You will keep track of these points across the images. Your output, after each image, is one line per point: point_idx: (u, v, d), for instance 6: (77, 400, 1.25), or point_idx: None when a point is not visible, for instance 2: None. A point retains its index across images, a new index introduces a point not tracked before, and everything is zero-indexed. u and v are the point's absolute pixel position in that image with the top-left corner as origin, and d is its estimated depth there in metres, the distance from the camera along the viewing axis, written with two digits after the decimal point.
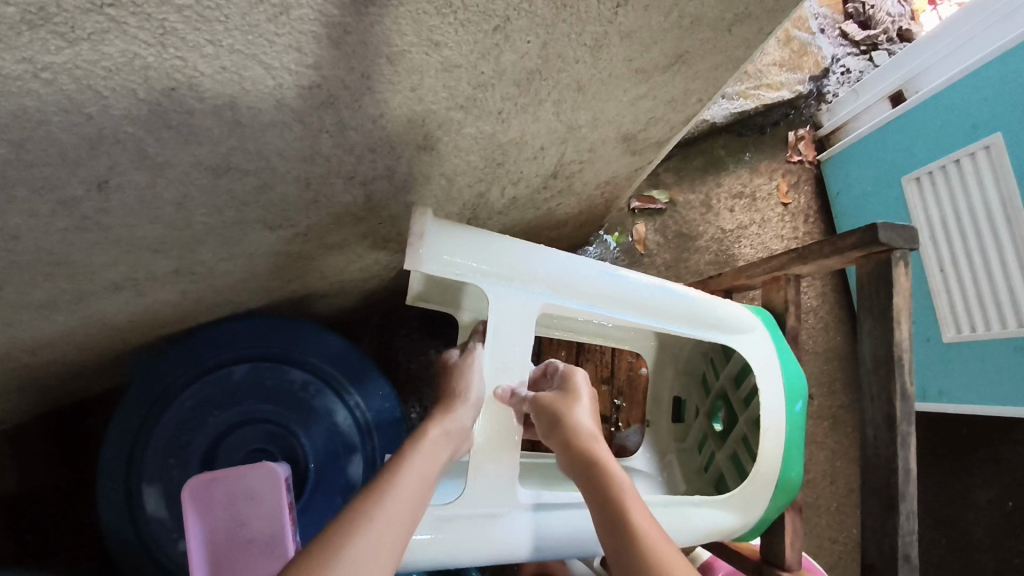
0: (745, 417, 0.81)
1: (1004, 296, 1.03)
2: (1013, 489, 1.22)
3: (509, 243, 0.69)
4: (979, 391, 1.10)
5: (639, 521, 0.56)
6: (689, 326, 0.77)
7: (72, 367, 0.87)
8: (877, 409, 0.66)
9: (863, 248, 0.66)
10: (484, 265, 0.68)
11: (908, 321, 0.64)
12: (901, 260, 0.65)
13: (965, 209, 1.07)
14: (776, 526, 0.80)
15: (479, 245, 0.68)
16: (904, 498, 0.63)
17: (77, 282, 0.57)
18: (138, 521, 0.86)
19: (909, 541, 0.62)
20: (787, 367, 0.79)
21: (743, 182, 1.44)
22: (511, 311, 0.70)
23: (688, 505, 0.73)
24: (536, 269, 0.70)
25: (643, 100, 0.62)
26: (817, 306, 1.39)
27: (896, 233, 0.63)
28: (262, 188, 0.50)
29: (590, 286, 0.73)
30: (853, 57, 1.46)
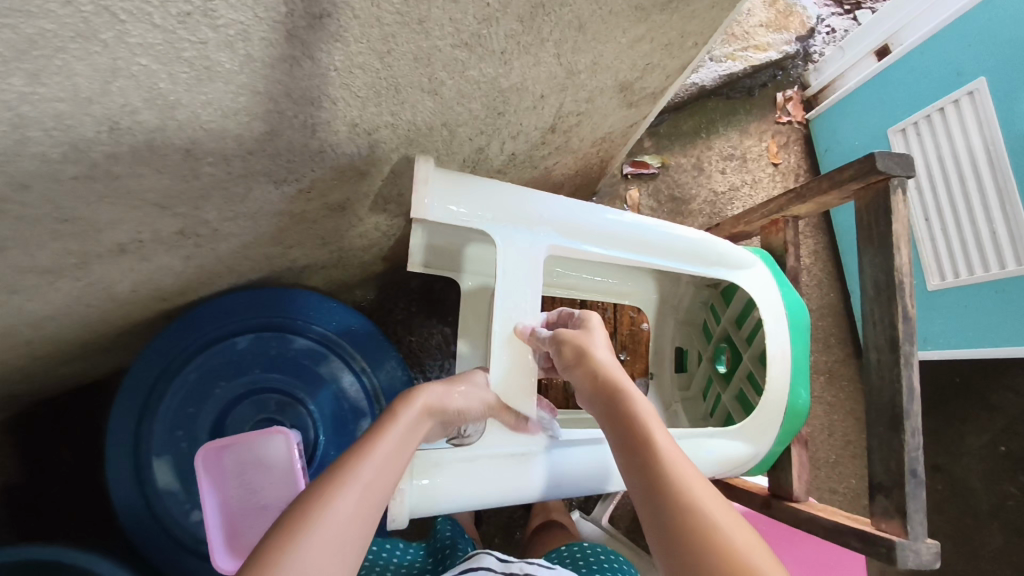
0: (750, 354, 0.83)
1: (985, 240, 1.05)
2: (1006, 434, 1.26)
3: (510, 190, 0.70)
4: (965, 335, 1.12)
5: (657, 438, 0.57)
6: (692, 265, 0.78)
7: (75, 344, 0.87)
8: (881, 334, 0.68)
9: (863, 177, 0.67)
10: (487, 212, 0.69)
11: (908, 249, 0.65)
12: (899, 188, 0.66)
13: (949, 156, 1.09)
14: (782, 465, 0.81)
15: (482, 193, 0.68)
16: (909, 417, 0.65)
17: (84, 243, 0.57)
18: (150, 495, 0.86)
19: (916, 458, 0.64)
20: (788, 301, 0.80)
21: (734, 145, 1.45)
22: (517, 255, 0.71)
23: (698, 437, 0.75)
24: (538, 214, 0.71)
25: (641, 42, 0.62)
26: (811, 265, 1.41)
27: (892, 161, 0.65)
28: (270, 135, 0.50)
29: (594, 229, 0.73)
30: (837, 17, 1.46)
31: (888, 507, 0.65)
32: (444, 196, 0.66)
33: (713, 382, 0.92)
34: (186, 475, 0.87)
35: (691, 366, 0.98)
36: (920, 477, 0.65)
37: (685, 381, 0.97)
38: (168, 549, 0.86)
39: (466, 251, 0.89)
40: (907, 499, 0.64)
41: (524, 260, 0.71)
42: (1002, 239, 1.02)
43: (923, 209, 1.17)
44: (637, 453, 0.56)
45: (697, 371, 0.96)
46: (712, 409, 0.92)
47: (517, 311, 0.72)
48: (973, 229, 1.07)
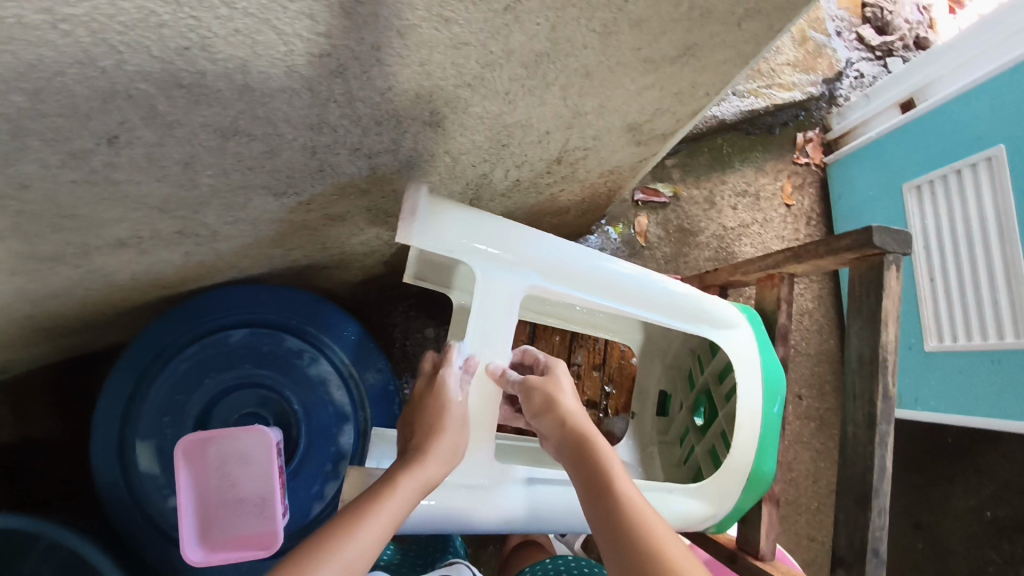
0: (724, 413, 0.83)
1: (988, 309, 1.04)
2: (996, 499, 1.23)
3: (500, 224, 0.70)
4: (956, 400, 1.11)
5: (628, 497, 0.57)
6: (676, 317, 0.79)
7: (72, 322, 0.88)
8: (860, 407, 0.68)
9: (855, 249, 0.66)
10: (473, 244, 0.69)
11: (895, 323, 0.65)
12: (893, 264, 0.65)
13: (960, 220, 1.08)
14: (753, 519, 0.81)
15: (470, 226, 0.69)
16: (878, 495, 0.64)
17: (83, 237, 0.58)
18: (131, 477, 0.87)
19: (879, 536, 0.64)
20: (770, 363, 0.80)
21: (748, 181, 1.44)
22: (498, 291, 0.71)
23: (664, 491, 0.75)
24: (526, 252, 0.71)
25: (650, 90, 0.62)
26: (812, 309, 1.40)
27: (889, 236, 0.64)
28: (268, 154, 0.51)
29: (581, 274, 0.74)
30: (867, 62, 1.47)
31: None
32: (431, 227, 0.67)
33: (688, 432, 0.91)
34: (167, 460, 0.88)
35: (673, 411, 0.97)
36: (883, 555, 0.65)
37: (664, 425, 0.97)
38: (143, 533, 0.87)
39: (458, 269, 0.88)
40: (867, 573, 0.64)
41: (509, 297, 0.72)
42: (1004, 310, 1.02)
43: (928, 269, 1.16)
44: (610, 514, 0.56)
45: (676, 418, 0.95)
46: (685, 458, 0.91)
47: (492, 347, 0.72)
48: (977, 297, 1.06)
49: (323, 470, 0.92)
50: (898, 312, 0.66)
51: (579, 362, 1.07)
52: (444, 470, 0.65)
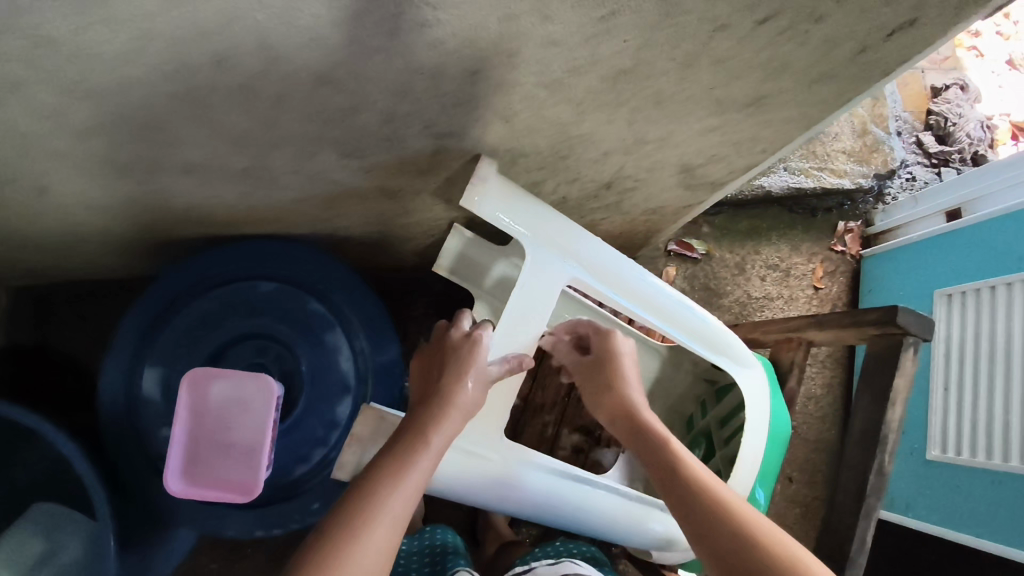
0: (722, 455, 0.83)
1: (998, 428, 1.03)
2: None
3: (552, 216, 0.72)
4: (950, 513, 1.10)
5: (687, 464, 0.66)
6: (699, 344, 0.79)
7: (116, 240, 0.92)
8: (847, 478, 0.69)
9: (879, 326, 0.67)
10: (525, 230, 0.71)
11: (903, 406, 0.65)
12: (911, 346, 0.67)
13: (986, 335, 1.08)
14: None
15: (526, 212, 0.70)
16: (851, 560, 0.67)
17: (156, 153, 0.62)
18: (132, 399, 0.90)
19: None
20: (776, 410, 0.81)
21: (781, 257, 1.45)
22: (540, 277, 0.73)
23: (653, 509, 0.79)
24: (570, 247, 0.73)
25: (711, 133, 0.64)
26: (821, 395, 1.39)
27: (912, 318, 0.66)
28: (349, 111, 0.54)
29: (617, 279, 0.75)
30: (921, 167, 1.49)
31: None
32: (492, 204, 0.68)
33: None
34: (172, 390, 0.91)
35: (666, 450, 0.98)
36: None
37: None
38: (132, 453, 0.89)
39: (490, 270, 0.92)
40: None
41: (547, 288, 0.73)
42: (1014, 432, 1.01)
43: (943, 376, 1.16)
44: (674, 481, 0.64)
45: None
46: None
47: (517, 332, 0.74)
48: (989, 413, 1.05)
49: (315, 436, 0.93)
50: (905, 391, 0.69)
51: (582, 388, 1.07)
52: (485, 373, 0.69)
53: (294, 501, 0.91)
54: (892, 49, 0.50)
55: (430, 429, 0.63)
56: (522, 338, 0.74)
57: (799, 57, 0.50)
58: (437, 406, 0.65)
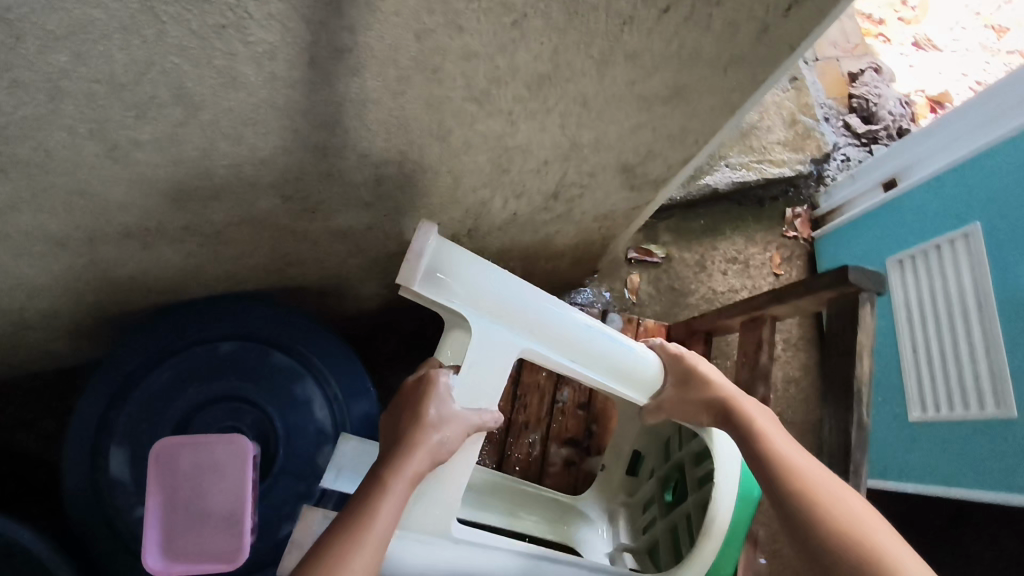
0: (695, 498, 0.81)
1: (969, 379, 1.05)
2: None
3: (502, 278, 0.74)
4: (938, 471, 1.11)
5: (784, 448, 0.69)
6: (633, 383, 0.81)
7: (64, 321, 0.89)
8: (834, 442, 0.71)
9: (833, 288, 0.68)
10: (474, 295, 0.72)
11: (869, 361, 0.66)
12: (867, 301, 0.69)
13: (940, 292, 1.12)
14: None
15: (475, 275, 0.73)
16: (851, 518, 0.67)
17: (93, 220, 0.61)
18: (100, 482, 0.86)
19: None
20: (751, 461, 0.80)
21: (738, 249, 1.49)
22: (492, 342, 0.73)
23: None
24: (523, 308, 0.74)
25: (643, 130, 0.66)
26: (799, 378, 1.41)
27: (864, 275, 0.67)
28: (281, 150, 0.54)
29: (569, 338, 0.76)
30: (853, 147, 1.55)
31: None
32: (436, 268, 0.71)
33: (654, 504, 0.91)
34: (139, 471, 0.86)
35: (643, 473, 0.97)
36: None
37: (632, 487, 0.97)
38: (107, 539, 0.85)
39: None
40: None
41: (497, 346, 0.73)
42: (983, 379, 1.03)
43: (910, 339, 1.19)
44: (765, 463, 0.68)
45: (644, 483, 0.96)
46: (646, 526, 0.91)
47: (478, 395, 0.72)
48: (958, 366, 1.07)
49: (296, 491, 0.91)
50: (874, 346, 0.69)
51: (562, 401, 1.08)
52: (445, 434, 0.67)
53: None
54: (792, 24, 0.53)
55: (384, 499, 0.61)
56: (480, 406, 0.72)
57: (708, 42, 0.52)
58: (400, 455, 0.64)
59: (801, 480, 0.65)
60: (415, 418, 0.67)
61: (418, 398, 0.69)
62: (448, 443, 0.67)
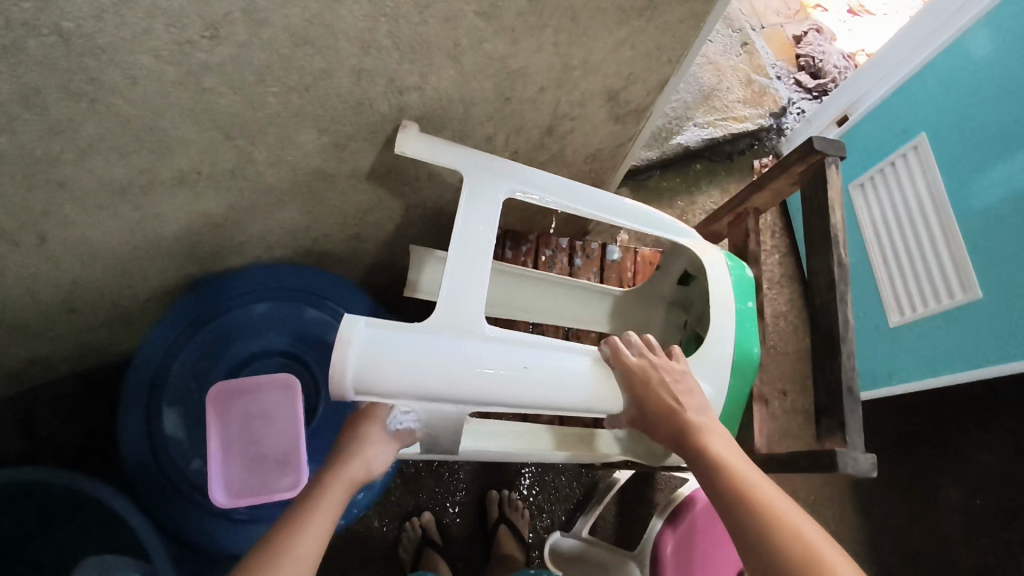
0: None
1: (936, 274, 1.16)
2: (981, 486, 1.34)
3: (439, 357, 0.68)
4: (922, 365, 1.22)
5: (745, 469, 0.68)
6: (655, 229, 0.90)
7: (105, 298, 0.95)
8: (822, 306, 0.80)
9: (803, 160, 0.82)
10: (413, 383, 0.67)
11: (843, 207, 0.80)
12: (833, 164, 0.81)
13: (901, 203, 1.23)
14: (750, 428, 0.92)
15: (408, 366, 0.66)
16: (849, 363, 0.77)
17: (154, 163, 0.68)
18: (156, 442, 0.91)
19: (851, 376, 0.76)
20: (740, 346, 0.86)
21: (715, 201, 1.60)
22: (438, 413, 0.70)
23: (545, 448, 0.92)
24: (469, 375, 0.68)
25: (624, 47, 0.77)
26: (787, 311, 1.52)
27: (828, 144, 0.80)
28: (323, 75, 0.63)
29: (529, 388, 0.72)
30: (806, 101, 1.69)
31: (843, 441, 0.75)
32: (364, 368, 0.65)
33: None
34: (195, 426, 0.93)
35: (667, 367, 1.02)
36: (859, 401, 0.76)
37: None
38: (168, 495, 0.90)
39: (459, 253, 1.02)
40: (845, 412, 0.75)
41: (446, 417, 0.71)
42: (949, 270, 1.14)
43: (880, 252, 1.30)
44: (728, 487, 0.66)
45: None
46: None
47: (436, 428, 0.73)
48: (927, 265, 1.18)
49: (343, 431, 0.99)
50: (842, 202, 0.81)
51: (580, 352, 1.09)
52: (380, 455, 0.71)
53: None
54: None
55: (315, 513, 0.63)
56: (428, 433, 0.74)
57: None
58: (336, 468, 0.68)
59: (763, 498, 0.63)
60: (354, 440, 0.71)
61: (355, 427, 0.72)
62: (375, 465, 0.71)
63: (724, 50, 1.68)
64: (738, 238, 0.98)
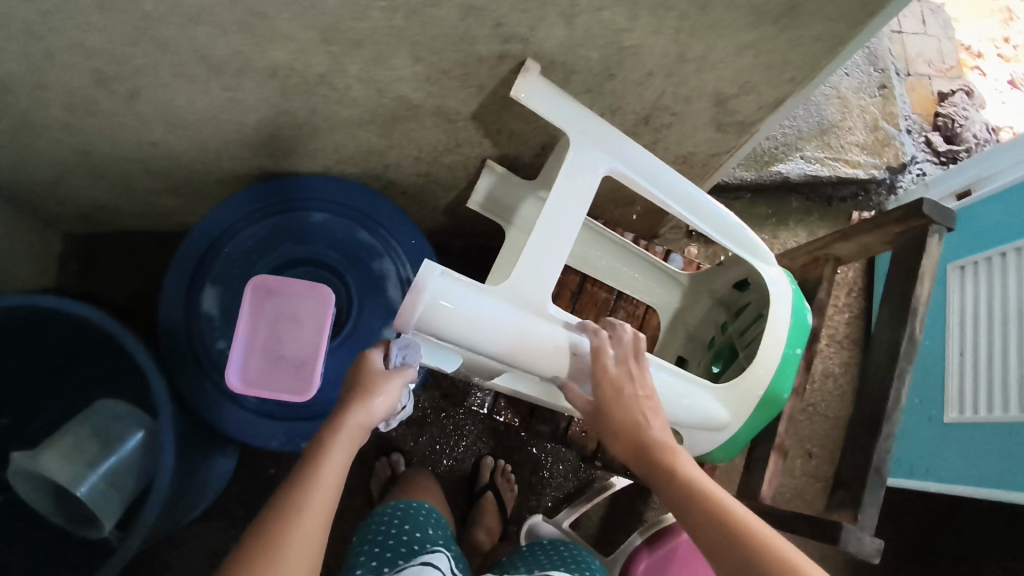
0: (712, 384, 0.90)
1: (1012, 382, 1.07)
2: None
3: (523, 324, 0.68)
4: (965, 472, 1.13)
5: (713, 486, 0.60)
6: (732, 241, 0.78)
7: (181, 166, 0.98)
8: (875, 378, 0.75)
9: (903, 221, 0.75)
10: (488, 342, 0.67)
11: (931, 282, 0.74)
12: (936, 234, 0.74)
13: (998, 297, 1.13)
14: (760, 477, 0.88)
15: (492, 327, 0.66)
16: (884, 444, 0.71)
17: (252, 49, 0.69)
18: (191, 313, 0.95)
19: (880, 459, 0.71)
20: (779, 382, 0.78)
21: (799, 241, 1.51)
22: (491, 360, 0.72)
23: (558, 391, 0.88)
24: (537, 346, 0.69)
25: (748, 53, 0.72)
26: (839, 373, 1.43)
27: (936, 210, 0.73)
28: (431, 2, 0.62)
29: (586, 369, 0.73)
30: (931, 164, 1.56)
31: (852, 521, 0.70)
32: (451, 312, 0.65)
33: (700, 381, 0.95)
34: (230, 308, 0.96)
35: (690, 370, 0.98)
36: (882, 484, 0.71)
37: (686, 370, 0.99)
38: (188, 365, 0.94)
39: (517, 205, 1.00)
40: (865, 493, 0.71)
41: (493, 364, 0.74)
42: None
43: (958, 342, 1.20)
44: (700, 505, 0.58)
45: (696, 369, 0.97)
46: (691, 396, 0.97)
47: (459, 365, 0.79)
48: (1004, 371, 1.08)
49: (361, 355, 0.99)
50: (931, 276, 0.75)
51: (615, 323, 1.00)
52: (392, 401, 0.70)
53: None
54: None
55: (328, 460, 0.63)
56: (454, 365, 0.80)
57: None
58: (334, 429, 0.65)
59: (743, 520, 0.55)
60: (359, 387, 0.69)
61: (358, 367, 0.72)
62: (385, 410, 0.70)
63: (859, 87, 1.56)
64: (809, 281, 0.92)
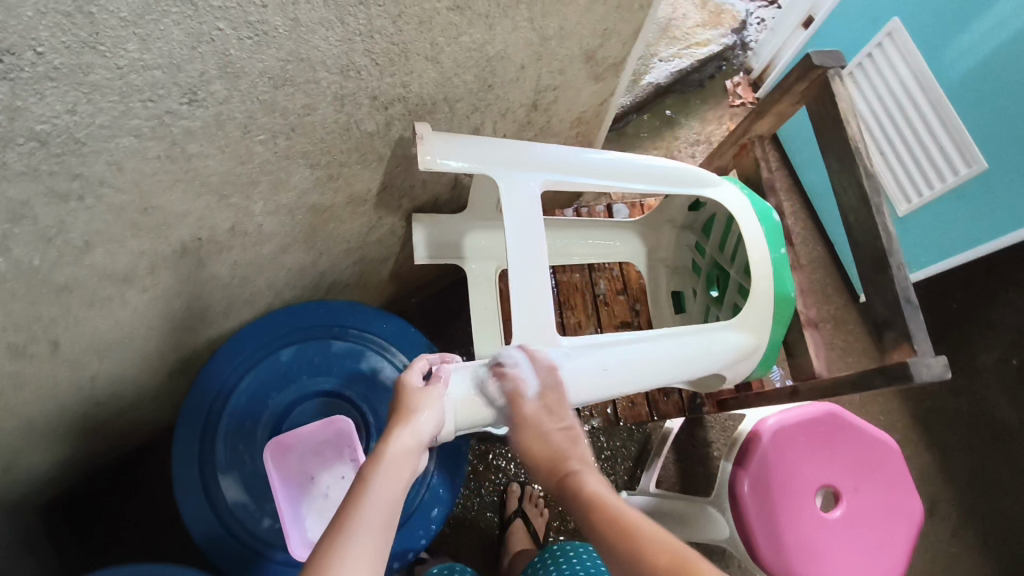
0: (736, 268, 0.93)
1: (945, 145, 1.09)
2: (1015, 347, 1.40)
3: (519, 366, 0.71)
4: (951, 240, 1.15)
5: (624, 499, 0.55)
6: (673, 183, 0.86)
7: (126, 383, 0.93)
8: (855, 195, 0.78)
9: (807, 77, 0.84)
10: None
11: (856, 118, 0.78)
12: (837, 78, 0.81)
13: (896, 83, 1.15)
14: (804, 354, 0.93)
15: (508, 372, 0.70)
16: (892, 254, 0.73)
17: (155, 240, 0.65)
18: (220, 510, 0.90)
19: (907, 286, 0.72)
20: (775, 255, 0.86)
21: (697, 131, 1.58)
22: None
23: None
24: None
25: (596, 5, 0.73)
26: (796, 218, 1.50)
27: (826, 57, 0.80)
28: (306, 110, 0.60)
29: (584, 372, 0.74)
30: (763, 9, 1.64)
31: (911, 349, 0.70)
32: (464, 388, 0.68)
33: (710, 306, 1.01)
34: (252, 484, 0.92)
35: (688, 304, 1.06)
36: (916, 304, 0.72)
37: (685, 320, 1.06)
38: (240, 557, 0.90)
39: (464, 239, 1.00)
40: (908, 321, 0.70)
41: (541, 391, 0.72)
42: (946, 146, 1.09)
43: (880, 135, 1.22)
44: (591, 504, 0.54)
45: (694, 305, 1.05)
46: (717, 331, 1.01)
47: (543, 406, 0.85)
48: (932, 139, 1.11)
49: None
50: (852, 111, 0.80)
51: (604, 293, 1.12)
52: (436, 420, 0.64)
53: (419, 509, 0.94)
54: None
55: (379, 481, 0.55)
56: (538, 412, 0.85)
57: None
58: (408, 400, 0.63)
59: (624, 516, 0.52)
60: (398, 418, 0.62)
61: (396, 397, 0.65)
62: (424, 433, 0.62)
63: None
64: (748, 167, 1.02)
